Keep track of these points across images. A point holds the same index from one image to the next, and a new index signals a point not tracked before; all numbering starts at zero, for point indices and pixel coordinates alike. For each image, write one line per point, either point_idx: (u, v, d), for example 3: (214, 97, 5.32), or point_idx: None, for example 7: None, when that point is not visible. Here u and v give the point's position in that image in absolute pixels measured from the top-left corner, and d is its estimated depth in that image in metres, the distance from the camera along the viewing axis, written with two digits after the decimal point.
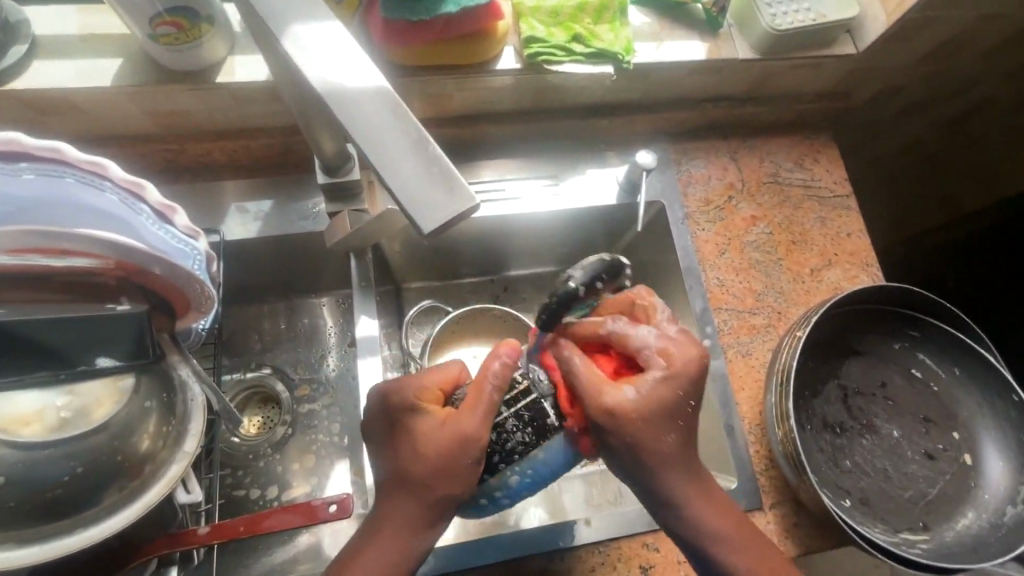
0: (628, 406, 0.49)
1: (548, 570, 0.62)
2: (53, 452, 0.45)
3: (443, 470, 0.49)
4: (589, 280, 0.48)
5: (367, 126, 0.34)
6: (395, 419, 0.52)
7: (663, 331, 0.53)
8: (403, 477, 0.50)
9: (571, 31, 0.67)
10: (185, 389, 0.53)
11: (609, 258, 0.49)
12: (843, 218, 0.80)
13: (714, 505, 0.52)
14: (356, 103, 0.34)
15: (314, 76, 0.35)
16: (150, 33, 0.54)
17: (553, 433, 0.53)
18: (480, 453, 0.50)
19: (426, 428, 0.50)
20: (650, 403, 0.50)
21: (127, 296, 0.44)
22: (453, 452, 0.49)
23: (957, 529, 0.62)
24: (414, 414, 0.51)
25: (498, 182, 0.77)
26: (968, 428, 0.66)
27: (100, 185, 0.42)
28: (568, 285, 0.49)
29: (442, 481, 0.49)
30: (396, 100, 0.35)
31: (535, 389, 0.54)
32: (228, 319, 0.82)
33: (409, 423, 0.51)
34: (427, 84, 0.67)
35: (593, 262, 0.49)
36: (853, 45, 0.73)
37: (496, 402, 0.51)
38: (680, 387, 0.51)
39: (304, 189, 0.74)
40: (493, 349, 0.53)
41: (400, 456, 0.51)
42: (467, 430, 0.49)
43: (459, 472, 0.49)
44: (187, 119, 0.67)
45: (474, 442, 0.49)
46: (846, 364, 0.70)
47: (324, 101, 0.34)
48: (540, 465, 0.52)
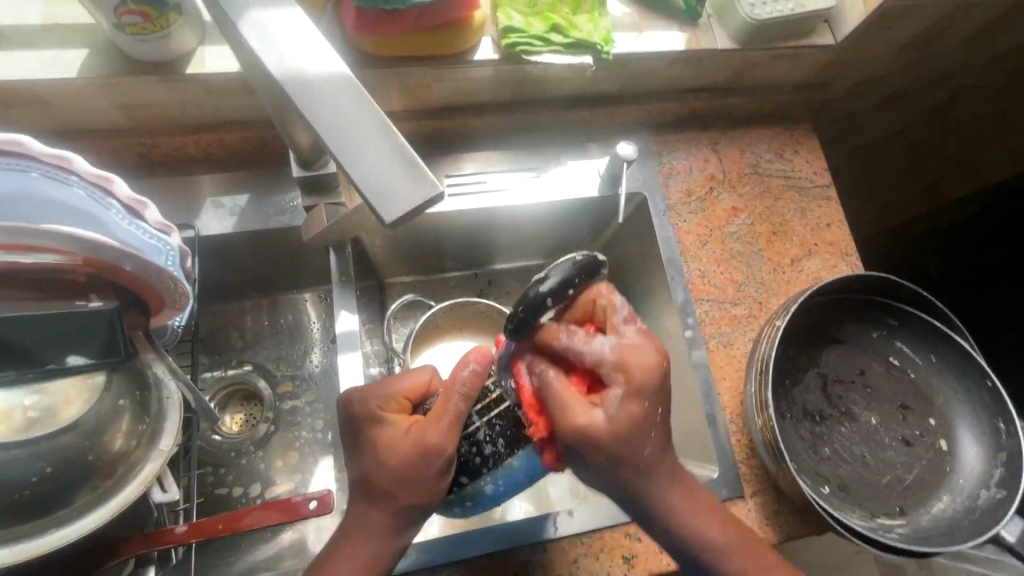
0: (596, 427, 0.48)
1: (531, 563, 0.62)
2: (21, 453, 0.44)
3: (409, 479, 0.49)
4: (561, 284, 0.48)
5: (331, 118, 0.33)
6: (361, 425, 0.52)
7: (623, 340, 0.50)
8: (369, 485, 0.50)
9: (549, 20, 0.67)
10: (159, 387, 0.53)
11: (582, 257, 0.50)
12: (823, 209, 0.80)
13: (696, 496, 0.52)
14: (319, 89, 0.34)
15: (276, 65, 0.34)
16: (115, 22, 0.53)
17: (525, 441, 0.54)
18: (446, 462, 0.49)
19: (391, 436, 0.51)
20: (621, 418, 0.48)
21: (98, 292, 0.44)
22: (417, 462, 0.49)
23: (933, 513, 0.63)
24: (378, 423, 0.52)
25: (479, 175, 0.76)
26: (945, 414, 0.67)
27: (66, 180, 0.42)
28: (539, 290, 0.48)
29: (408, 490, 0.49)
30: (360, 88, 0.34)
31: (506, 398, 0.55)
32: (208, 316, 0.81)
33: (374, 431, 0.51)
34: (402, 76, 0.66)
35: (566, 265, 0.49)
36: (831, 34, 0.73)
37: (463, 412, 0.50)
38: (646, 402, 0.49)
39: (281, 182, 0.73)
40: (462, 356, 0.51)
41: (365, 465, 0.51)
42: (432, 440, 0.49)
43: (424, 481, 0.49)
44: (159, 111, 0.66)
45: (437, 452, 0.49)
46: (825, 353, 0.70)
47: (284, 92, 0.34)
48: (515, 473, 0.54)
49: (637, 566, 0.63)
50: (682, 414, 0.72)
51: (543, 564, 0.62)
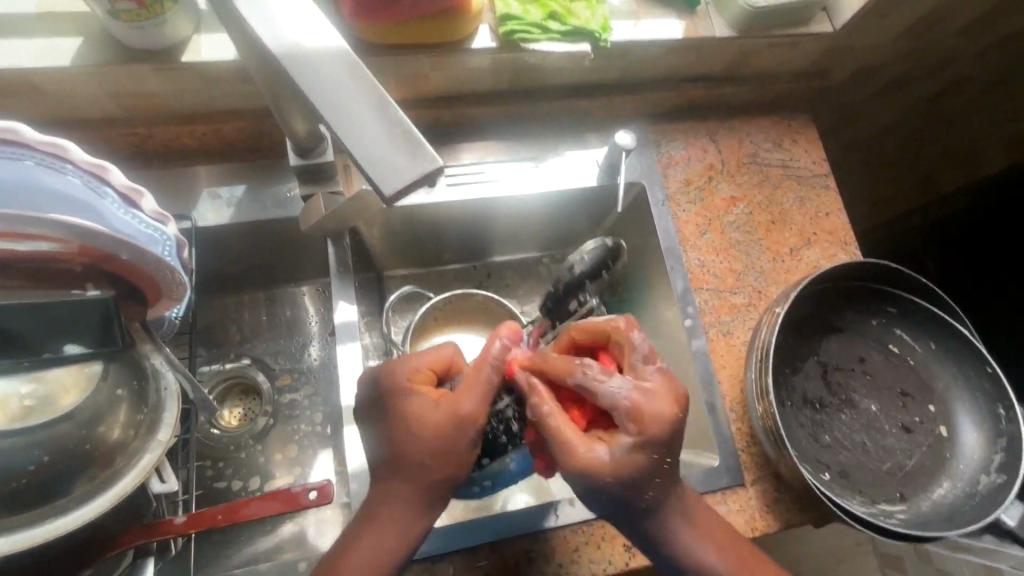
0: (598, 463, 0.48)
1: (533, 553, 0.62)
2: (17, 441, 0.44)
3: (441, 450, 0.50)
4: (592, 268, 0.63)
5: (329, 96, 0.33)
6: (388, 401, 0.52)
7: (641, 384, 0.49)
8: (400, 459, 0.50)
9: (547, 8, 0.66)
10: (157, 377, 0.52)
11: (609, 244, 0.63)
12: (821, 198, 0.80)
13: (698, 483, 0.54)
14: (316, 67, 0.34)
15: (273, 38, 0.34)
16: (109, 8, 0.52)
17: None
18: (478, 432, 0.50)
19: (420, 409, 0.51)
20: (625, 461, 0.48)
21: (95, 283, 0.44)
22: (449, 432, 0.49)
23: (933, 498, 0.63)
24: (405, 395, 0.52)
25: (477, 165, 0.76)
26: (944, 401, 0.67)
27: (61, 167, 0.41)
28: (572, 272, 0.64)
29: (440, 461, 0.50)
30: (359, 65, 0.34)
31: None
32: (206, 309, 0.81)
33: (402, 404, 0.51)
34: (401, 64, 0.65)
35: (594, 252, 0.63)
36: (830, 22, 0.73)
37: (496, 384, 0.51)
38: (655, 453, 0.48)
39: (279, 173, 0.73)
40: (493, 332, 0.53)
41: (394, 439, 0.51)
42: (465, 410, 0.49)
43: (456, 452, 0.50)
44: (154, 101, 0.65)
45: (470, 421, 0.49)
46: (824, 341, 0.70)
47: (284, 68, 0.34)
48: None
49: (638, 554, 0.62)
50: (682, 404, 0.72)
51: (545, 554, 0.62)
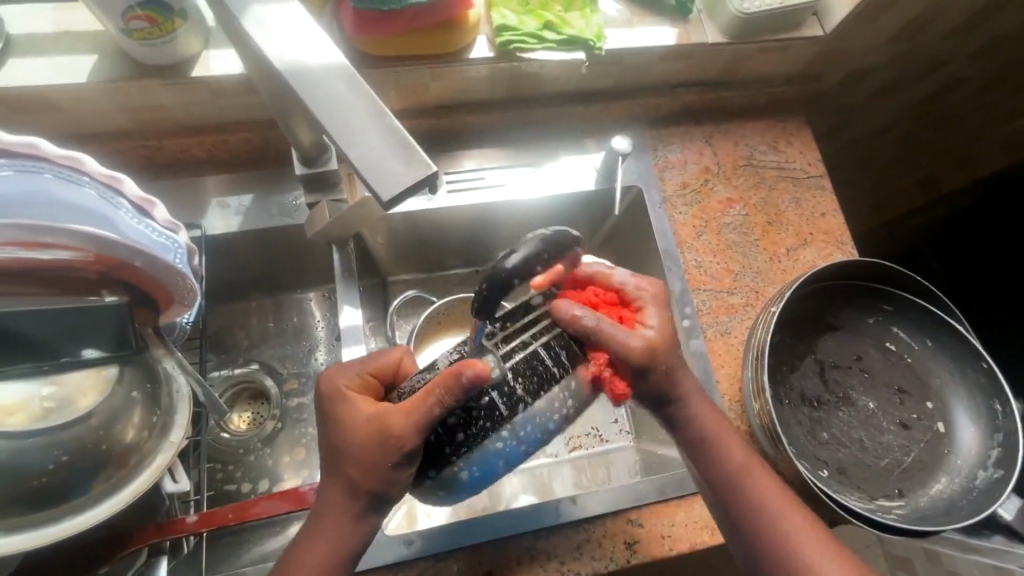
0: (654, 338, 0.53)
1: (535, 550, 0.63)
2: (38, 441, 0.46)
3: (367, 465, 0.47)
4: (528, 260, 0.44)
5: (327, 103, 0.35)
6: (327, 405, 0.51)
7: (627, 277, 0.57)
8: (332, 463, 0.50)
9: (542, 18, 0.68)
10: (169, 381, 0.54)
11: (551, 234, 0.46)
12: (817, 198, 0.82)
13: (710, 421, 0.57)
14: (315, 79, 0.36)
15: (273, 53, 0.36)
16: (122, 27, 0.55)
17: (507, 421, 0.47)
18: (405, 456, 0.46)
19: (352, 418, 0.49)
20: (663, 330, 0.54)
21: (109, 288, 0.45)
22: (375, 449, 0.47)
23: (931, 494, 0.64)
24: (342, 402, 0.51)
25: (478, 172, 0.78)
26: (941, 397, 0.68)
27: (78, 179, 0.44)
28: (507, 266, 0.44)
29: (365, 476, 0.48)
30: (356, 76, 0.36)
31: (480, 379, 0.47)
32: (215, 316, 0.83)
33: (339, 411, 0.50)
34: (402, 75, 0.67)
35: (534, 242, 0.45)
36: (821, 27, 0.75)
37: (435, 416, 0.45)
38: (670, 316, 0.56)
39: (286, 182, 0.75)
40: (460, 363, 0.44)
41: (328, 446, 0.50)
42: (393, 431, 0.46)
43: (381, 468, 0.47)
44: (165, 114, 0.68)
45: (397, 444, 0.46)
46: (821, 340, 0.71)
47: (287, 80, 0.36)
48: (493, 457, 0.48)
49: (638, 551, 0.64)
50: None
51: (547, 552, 0.63)
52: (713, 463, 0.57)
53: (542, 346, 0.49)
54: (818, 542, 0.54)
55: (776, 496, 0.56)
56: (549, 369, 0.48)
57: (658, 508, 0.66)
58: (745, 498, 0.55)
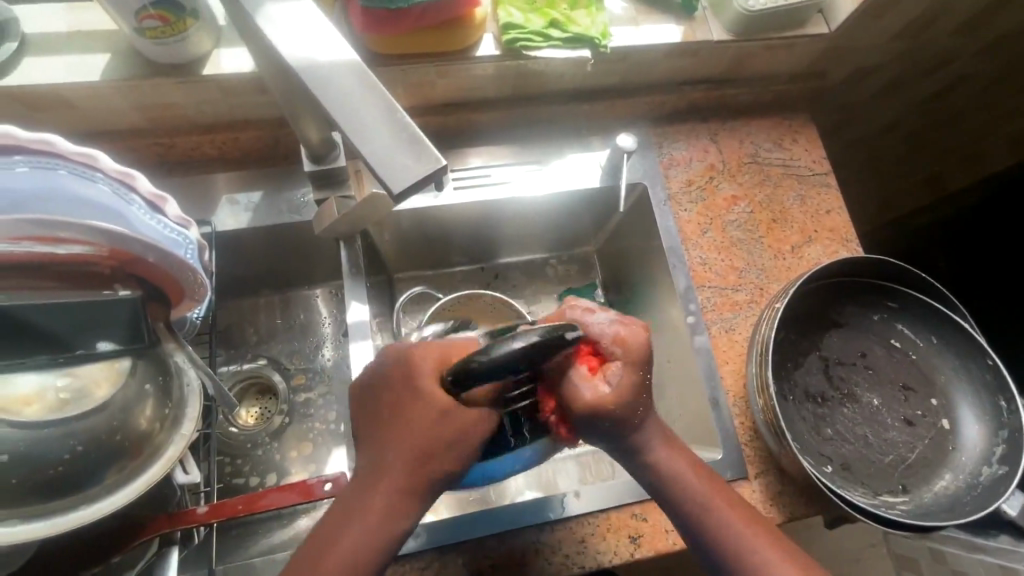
0: (605, 397, 0.52)
1: (540, 544, 0.64)
2: (54, 431, 0.47)
3: (453, 451, 0.49)
4: (506, 366, 0.42)
5: (339, 98, 0.36)
6: (426, 389, 0.49)
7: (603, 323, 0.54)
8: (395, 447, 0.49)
9: (548, 16, 0.69)
10: (180, 374, 0.54)
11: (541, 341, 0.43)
12: (822, 196, 0.82)
13: (662, 449, 0.56)
14: (327, 75, 0.36)
15: (284, 48, 0.37)
16: (136, 26, 0.56)
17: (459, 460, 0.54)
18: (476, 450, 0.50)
19: (448, 407, 0.49)
20: (622, 392, 0.52)
21: (122, 283, 0.46)
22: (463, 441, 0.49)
23: (935, 490, 0.64)
24: (439, 388, 0.49)
25: (484, 169, 0.78)
26: (946, 393, 0.68)
27: (92, 176, 0.45)
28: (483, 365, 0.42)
29: (446, 461, 0.49)
30: (367, 73, 0.37)
31: None
32: (225, 311, 0.84)
33: (438, 396, 0.49)
34: (408, 73, 0.68)
35: (521, 346, 0.42)
36: (826, 24, 0.75)
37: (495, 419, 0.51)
38: (640, 371, 0.53)
39: (293, 180, 0.76)
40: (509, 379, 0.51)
41: (414, 429, 0.49)
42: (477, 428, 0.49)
43: (458, 458, 0.49)
44: (177, 112, 0.69)
45: (475, 440, 0.49)
46: (826, 336, 0.71)
47: (298, 74, 0.36)
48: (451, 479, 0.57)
49: (642, 546, 0.64)
50: (686, 397, 0.74)
51: (551, 545, 0.64)
52: (673, 497, 0.55)
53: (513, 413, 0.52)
54: (793, 565, 0.52)
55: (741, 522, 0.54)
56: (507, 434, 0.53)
57: None
58: (706, 529, 0.54)
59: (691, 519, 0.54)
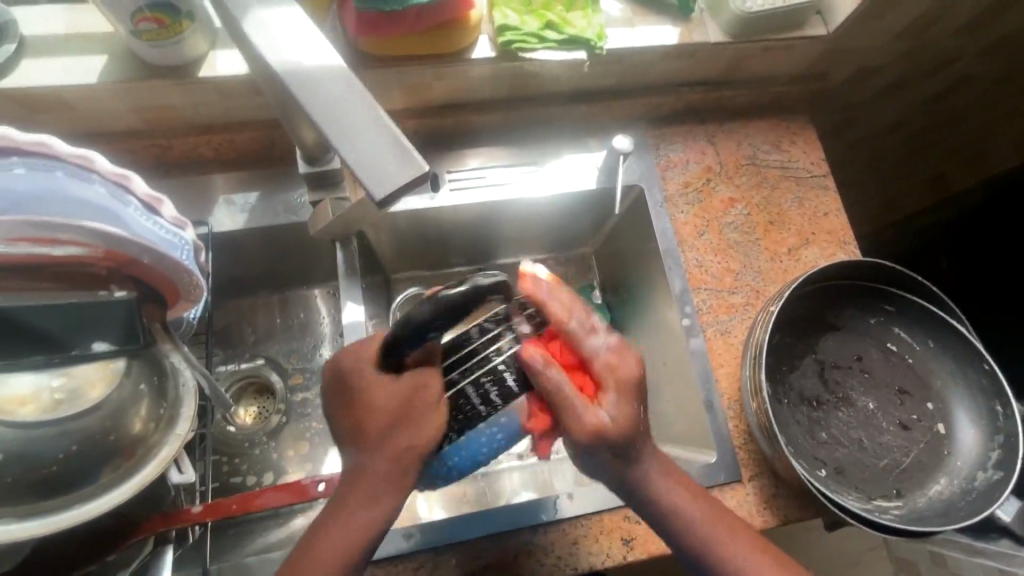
0: (604, 426, 0.51)
1: (533, 545, 0.64)
2: (48, 430, 0.49)
3: (413, 420, 0.50)
4: (439, 314, 0.44)
5: (325, 104, 0.36)
6: (363, 382, 0.51)
7: (602, 346, 0.54)
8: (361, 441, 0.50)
9: (543, 18, 0.69)
10: (175, 374, 0.54)
11: (474, 285, 0.45)
12: (820, 198, 0.81)
13: (661, 482, 0.55)
14: (312, 81, 0.36)
15: (272, 55, 0.37)
16: (131, 29, 0.56)
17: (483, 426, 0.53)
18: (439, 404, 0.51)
19: (391, 388, 0.50)
20: (621, 422, 0.51)
21: (118, 283, 0.46)
22: (417, 403, 0.50)
23: (929, 495, 0.63)
24: (376, 377, 0.51)
25: (480, 170, 0.78)
26: (942, 398, 0.68)
27: (89, 178, 0.45)
28: (417, 316, 0.45)
29: (409, 431, 0.50)
30: (353, 78, 0.37)
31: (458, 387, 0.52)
32: (223, 311, 0.84)
33: (378, 385, 0.50)
34: (403, 74, 0.68)
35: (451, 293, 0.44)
36: (825, 26, 0.75)
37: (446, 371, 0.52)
38: (634, 403, 0.52)
39: (290, 181, 0.76)
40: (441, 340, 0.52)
41: (366, 418, 0.50)
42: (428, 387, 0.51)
43: (421, 422, 0.50)
44: (173, 114, 0.69)
45: (434, 398, 0.51)
46: (822, 339, 0.71)
47: (285, 81, 0.36)
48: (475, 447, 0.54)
49: (635, 548, 0.64)
50: (680, 399, 0.74)
51: (544, 546, 0.64)
52: (672, 527, 0.55)
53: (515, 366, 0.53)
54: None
55: (738, 545, 0.55)
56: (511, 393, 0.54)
57: None
58: (703, 553, 0.54)
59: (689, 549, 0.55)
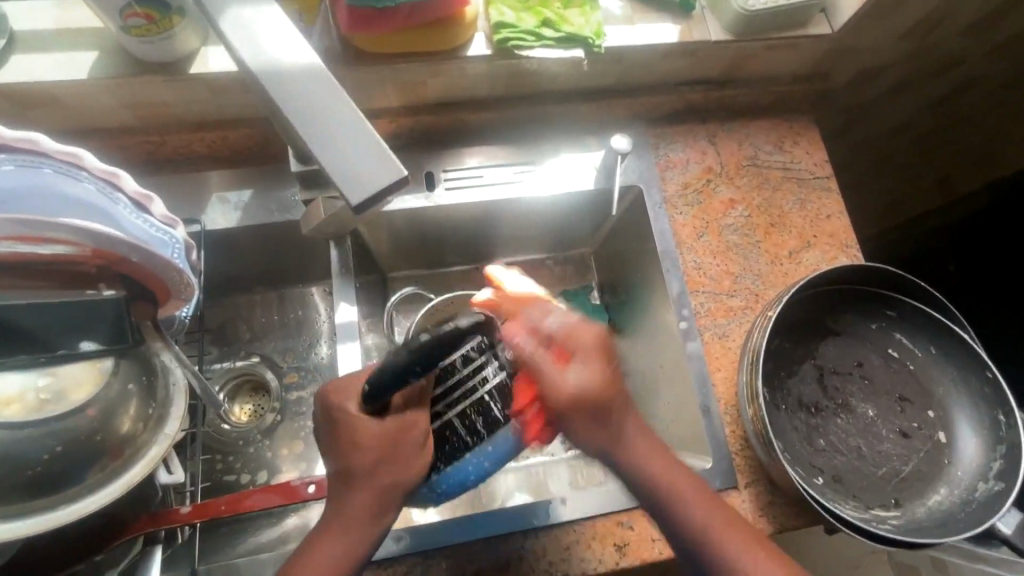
0: (573, 389, 0.55)
1: (525, 549, 0.63)
2: (33, 432, 0.47)
3: (399, 454, 0.51)
4: (423, 354, 0.43)
5: (301, 105, 0.35)
6: (345, 421, 0.50)
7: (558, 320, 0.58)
8: (347, 474, 0.50)
9: (540, 15, 0.68)
10: (166, 374, 0.54)
11: (464, 324, 0.44)
12: (823, 200, 0.80)
13: (644, 453, 0.56)
14: (288, 80, 0.36)
15: (247, 53, 0.37)
16: (121, 24, 0.56)
17: (472, 449, 0.58)
18: (424, 437, 0.53)
19: (376, 427, 0.50)
20: (591, 382, 0.55)
21: (107, 282, 0.45)
22: (403, 439, 0.52)
23: (928, 505, 0.62)
24: (360, 417, 0.50)
25: (476, 169, 0.77)
26: (944, 406, 0.67)
27: (77, 176, 0.44)
28: (401, 358, 0.43)
29: (395, 464, 0.51)
30: (328, 76, 0.37)
31: (446, 415, 0.59)
32: (218, 309, 0.84)
33: (361, 424, 0.50)
34: (398, 72, 0.67)
35: (444, 331, 0.43)
36: (829, 24, 0.73)
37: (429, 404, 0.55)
38: (603, 366, 0.56)
39: (284, 178, 0.75)
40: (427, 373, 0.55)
41: (350, 457, 0.49)
42: (414, 420, 0.53)
43: (407, 457, 0.51)
44: (165, 110, 0.69)
45: (418, 432, 0.53)
46: (821, 345, 0.70)
47: (258, 79, 0.36)
48: (467, 471, 0.57)
49: (628, 554, 0.63)
50: (677, 402, 0.73)
51: (536, 551, 0.63)
52: (660, 510, 0.55)
53: (494, 389, 0.60)
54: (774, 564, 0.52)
55: (725, 532, 0.54)
56: (495, 416, 0.59)
57: (650, 511, 0.65)
58: (689, 541, 0.54)
59: (678, 534, 0.54)
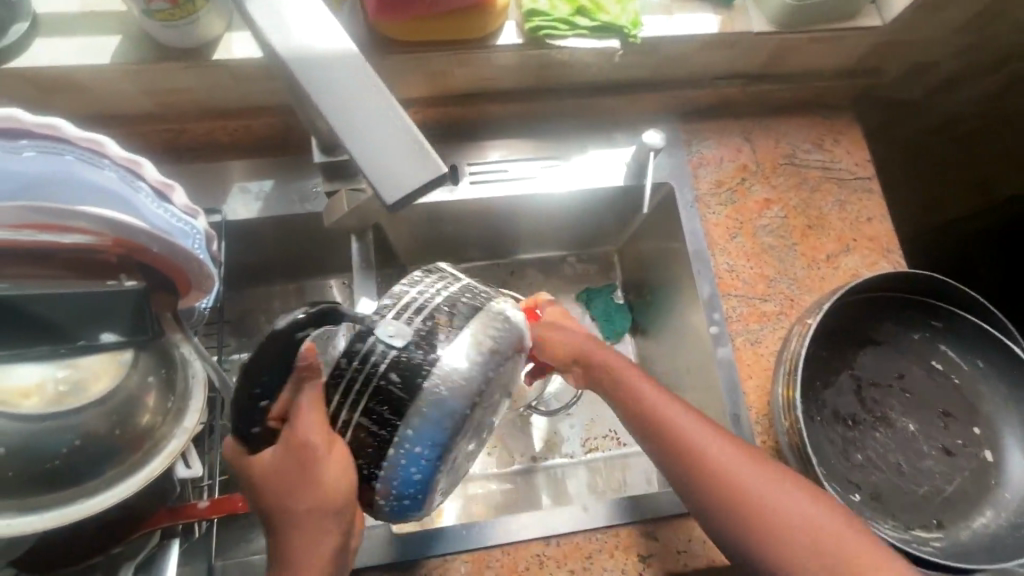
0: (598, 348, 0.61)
1: (545, 557, 0.61)
2: (50, 425, 0.46)
3: (304, 476, 0.44)
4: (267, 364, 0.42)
5: (337, 95, 0.34)
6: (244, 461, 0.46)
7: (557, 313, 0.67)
8: (271, 506, 0.45)
9: (575, 3, 0.65)
10: (186, 365, 0.53)
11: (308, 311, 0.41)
12: (864, 203, 0.76)
13: (649, 392, 0.57)
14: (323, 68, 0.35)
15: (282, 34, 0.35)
16: (145, 8, 0.54)
17: (397, 441, 0.44)
18: (331, 445, 0.44)
19: (270, 457, 0.45)
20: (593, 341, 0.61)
21: (127, 271, 0.44)
22: (301, 460, 0.43)
23: (974, 527, 0.59)
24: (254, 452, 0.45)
25: (500, 164, 0.75)
26: (991, 423, 0.63)
27: (99, 162, 0.41)
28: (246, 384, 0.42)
29: (307, 486, 0.44)
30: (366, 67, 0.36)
31: (348, 418, 0.45)
32: (236, 299, 0.83)
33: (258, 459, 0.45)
34: (424, 62, 0.65)
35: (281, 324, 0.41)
36: (879, 16, 0.69)
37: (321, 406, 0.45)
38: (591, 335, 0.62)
39: (305, 169, 0.74)
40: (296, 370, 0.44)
41: (260, 492, 0.45)
42: (303, 434, 0.43)
43: (313, 473, 0.44)
44: (187, 96, 0.67)
45: (315, 445, 0.43)
46: (859, 355, 0.67)
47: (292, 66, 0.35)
48: (406, 466, 0.45)
49: (652, 566, 0.61)
50: (705, 409, 0.70)
51: (557, 558, 0.61)
52: (675, 449, 0.54)
53: (391, 370, 0.44)
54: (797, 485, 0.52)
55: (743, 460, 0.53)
56: (401, 398, 0.44)
57: (675, 521, 0.63)
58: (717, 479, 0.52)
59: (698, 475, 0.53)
